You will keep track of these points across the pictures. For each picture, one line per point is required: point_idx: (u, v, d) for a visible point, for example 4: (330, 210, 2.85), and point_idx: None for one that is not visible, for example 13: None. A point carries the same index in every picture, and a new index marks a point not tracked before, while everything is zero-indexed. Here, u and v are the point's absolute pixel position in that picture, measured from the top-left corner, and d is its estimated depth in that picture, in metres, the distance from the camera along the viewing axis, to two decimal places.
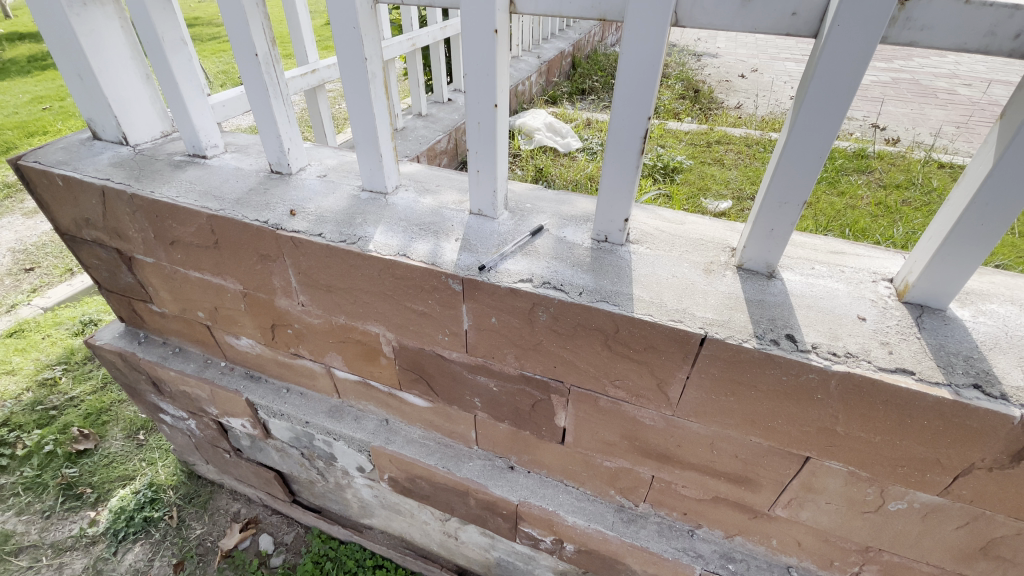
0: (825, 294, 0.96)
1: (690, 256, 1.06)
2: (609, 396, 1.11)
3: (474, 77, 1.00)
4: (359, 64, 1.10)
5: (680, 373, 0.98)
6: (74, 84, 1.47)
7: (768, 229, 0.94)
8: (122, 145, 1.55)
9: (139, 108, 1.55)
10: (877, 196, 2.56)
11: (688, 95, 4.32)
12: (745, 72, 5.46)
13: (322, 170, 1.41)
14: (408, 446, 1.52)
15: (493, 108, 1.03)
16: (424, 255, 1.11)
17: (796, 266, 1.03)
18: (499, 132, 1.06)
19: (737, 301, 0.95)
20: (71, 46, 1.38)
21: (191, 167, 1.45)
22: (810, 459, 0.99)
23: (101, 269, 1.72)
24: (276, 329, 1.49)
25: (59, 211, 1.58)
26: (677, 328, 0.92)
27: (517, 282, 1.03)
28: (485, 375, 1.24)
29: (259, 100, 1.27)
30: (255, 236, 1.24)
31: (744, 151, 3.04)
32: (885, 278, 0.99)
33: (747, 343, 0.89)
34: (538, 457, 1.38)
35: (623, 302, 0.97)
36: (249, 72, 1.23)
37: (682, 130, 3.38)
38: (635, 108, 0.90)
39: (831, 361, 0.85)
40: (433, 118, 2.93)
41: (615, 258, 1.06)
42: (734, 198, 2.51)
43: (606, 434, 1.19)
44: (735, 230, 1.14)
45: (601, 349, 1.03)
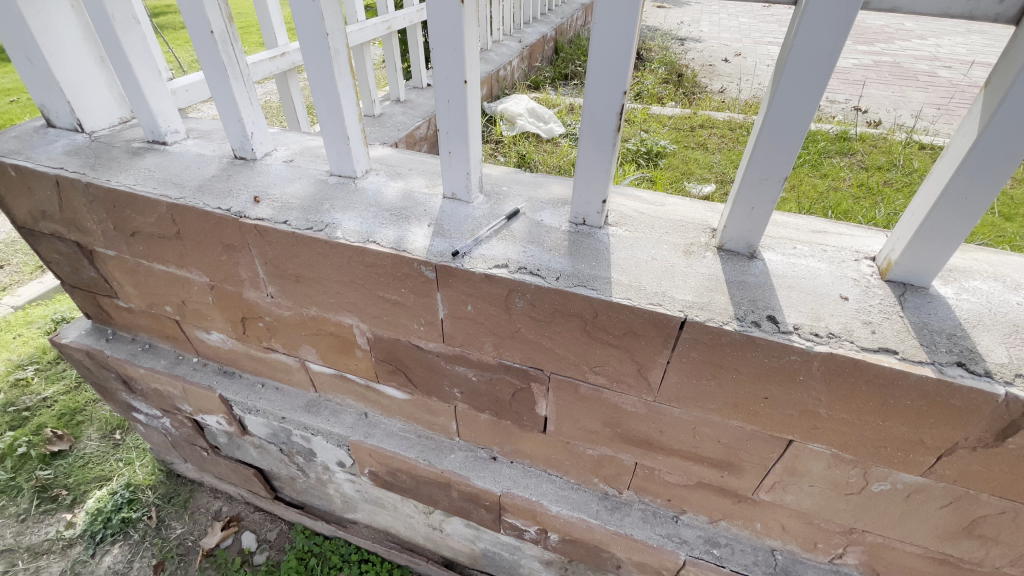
0: (808, 274, 0.93)
1: (669, 238, 1.03)
2: (589, 382, 1.08)
3: (441, 52, 0.95)
4: (321, 41, 1.04)
5: (661, 358, 0.96)
6: (22, 69, 1.39)
7: (749, 207, 0.92)
8: (78, 133, 1.47)
9: (95, 93, 1.47)
10: (859, 178, 2.56)
11: (672, 79, 4.28)
12: (728, 56, 5.43)
13: (289, 155, 1.35)
14: (388, 439, 1.48)
15: (463, 84, 0.97)
16: (392, 241, 1.06)
17: (777, 247, 1.00)
18: (469, 111, 1.01)
19: (718, 284, 0.92)
20: (18, 28, 1.30)
21: (150, 154, 1.37)
22: (793, 443, 0.97)
23: (63, 264, 1.65)
24: (246, 322, 1.43)
25: (13, 204, 1.50)
26: (656, 312, 0.89)
27: (492, 267, 0.99)
28: (463, 365, 1.20)
29: (218, 82, 1.20)
30: (217, 225, 1.18)
31: (727, 135, 3.02)
32: (867, 256, 0.97)
33: (728, 326, 0.86)
34: (520, 447, 1.35)
35: (601, 287, 0.93)
36: (205, 52, 1.16)
37: (665, 115, 3.35)
38: (610, 81, 0.86)
39: (813, 342, 0.83)
40: (411, 104, 2.85)
41: (593, 241, 1.03)
42: (717, 182, 2.50)
43: (588, 421, 1.17)
44: (716, 211, 1.11)
45: (579, 335, 1.00)
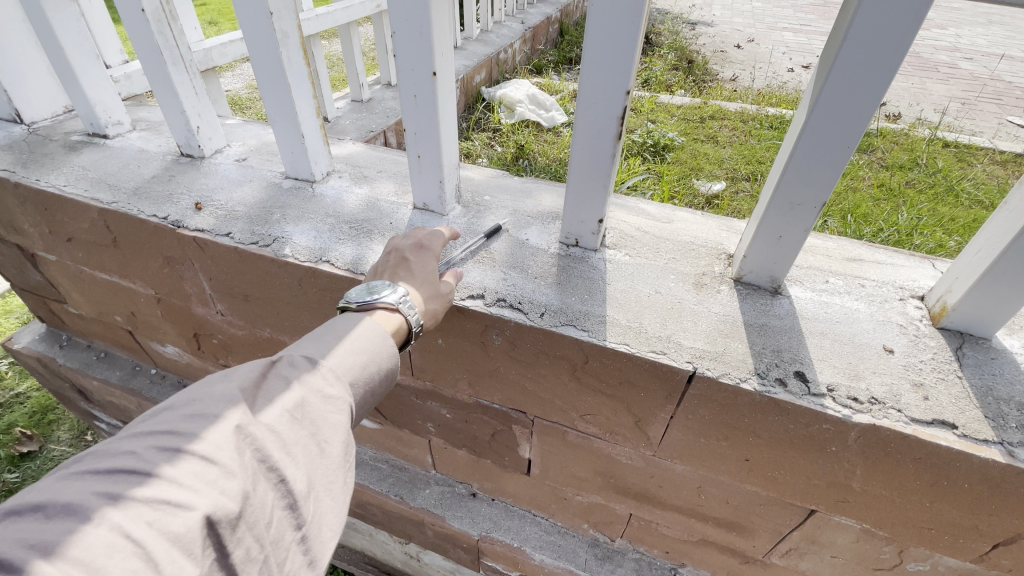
0: (842, 317, 0.77)
1: (677, 266, 0.87)
2: (578, 430, 0.94)
3: (404, 37, 0.78)
4: (264, 21, 0.86)
5: (663, 413, 0.81)
6: None
7: (775, 236, 0.75)
8: (17, 125, 1.31)
9: (38, 80, 1.30)
10: (880, 178, 2.37)
11: (682, 65, 4.06)
12: (741, 41, 5.17)
13: (243, 153, 1.18)
14: (357, 469, 1.34)
15: (432, 77, 0.80)
16: (349, 261, 0.90)
17: (806, 280, 0.84)
18: (441, 109, 0.84)
19: (734, 328, 0.77)
20: None
21: (89, 149, 1.21)
22: (815, 513, 0.82)
23: (7, 266, 1.50)
24: (199, 338, 1.28)
25: None
26: (659, 362, 0.74)
27: (464, 298, 0.83)
28: (436, 401, 1.06)
29: (155, 67, 1.03)
30: (154, 235, 1.02)
31: (739, 128, 2.82)
32: (914, 295, 0.80)
33: (746, 384, 0.70)
34: (502, 486, 1.21)
35: (594, 328, 0.78)
36: (137, 31, 0.99)
37: (674, 104, 3.15)
38: (610, 79, 0.69)
39: (851, 410, 0.67)
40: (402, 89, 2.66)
41: (586, 267, 0.87)
42: (728, 179, 2.31)
43: (577, 469, 1.03)
44: (732, 231, 0.95)
45: (567, 380, 0.85)
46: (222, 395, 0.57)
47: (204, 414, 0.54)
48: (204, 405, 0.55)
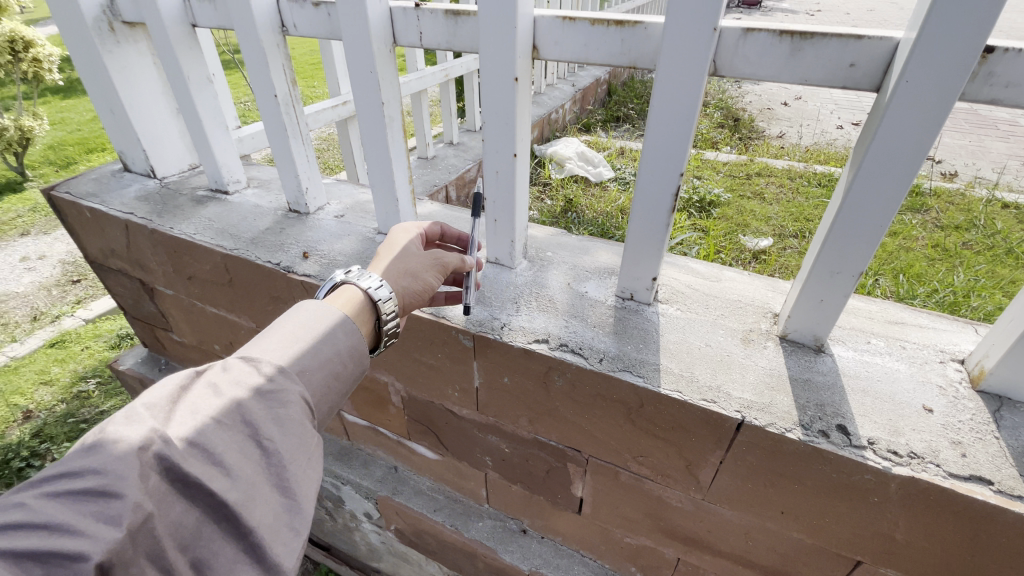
0: (883, 376, 0.83)
1: (726, 321, 0.96)
2: (630, 470, 1.01)
3: (493, 125, 0.94)
4: (376, 109, 1.04)
5: (712, 458, 0.88)
6: (105, 118, 1.50)
7: (817, 299, 0.84)
8: (149, 178, 1.57)
9: (168, 141, 1.56)
10: (934, 238, 2.36)
11: (728, 123, 4.19)
12: (787, 99, 5.28)
13: (340, 209, 1.38)
14: (415, 498, 1.44)
15: (512, 157, 0.95)
16: (431, 306, 1.04)
17: (848, 339, 0.91)
18: (518, 181, 0.99)
19: (779, 381, 0.84)
20: (106, 86, 1.40)
21: (213, 203, 1.44)
22: (861, 565, 0.86)
23: (127, 297, 1.75)
24: None
25: (89, 241, 1.61)
26: (709, 410, 0.82)
27: (531, 342, 0.95)
28: (496, 436, 1.16)
29: (279, 141, 1.24)
30: (266, 278, 1.21)
31: (786, 185, 2.89)
32: (955, 358, 0.86)
33: (791, 434, 0.77)
34: (552, 523, 1.28)
35: (649, 374, 0.87)
36: (269, 113, 1.20)
37: (720, 161, 3.26)
38: (668, 162, 0.82)
39: (891, 463, 0.72)
40: (462, 147, 2.91)
41: (641, 320, 0.97)
42: (775, 236, 2.37)
43: (627, 509, 1.09)
44: (778, 291, 1.03)
45: (623, 423, 0.94)
46: (127, 413, 0.58)
47: (116, 433, 0.55)
48: (106, 430, 0.56)
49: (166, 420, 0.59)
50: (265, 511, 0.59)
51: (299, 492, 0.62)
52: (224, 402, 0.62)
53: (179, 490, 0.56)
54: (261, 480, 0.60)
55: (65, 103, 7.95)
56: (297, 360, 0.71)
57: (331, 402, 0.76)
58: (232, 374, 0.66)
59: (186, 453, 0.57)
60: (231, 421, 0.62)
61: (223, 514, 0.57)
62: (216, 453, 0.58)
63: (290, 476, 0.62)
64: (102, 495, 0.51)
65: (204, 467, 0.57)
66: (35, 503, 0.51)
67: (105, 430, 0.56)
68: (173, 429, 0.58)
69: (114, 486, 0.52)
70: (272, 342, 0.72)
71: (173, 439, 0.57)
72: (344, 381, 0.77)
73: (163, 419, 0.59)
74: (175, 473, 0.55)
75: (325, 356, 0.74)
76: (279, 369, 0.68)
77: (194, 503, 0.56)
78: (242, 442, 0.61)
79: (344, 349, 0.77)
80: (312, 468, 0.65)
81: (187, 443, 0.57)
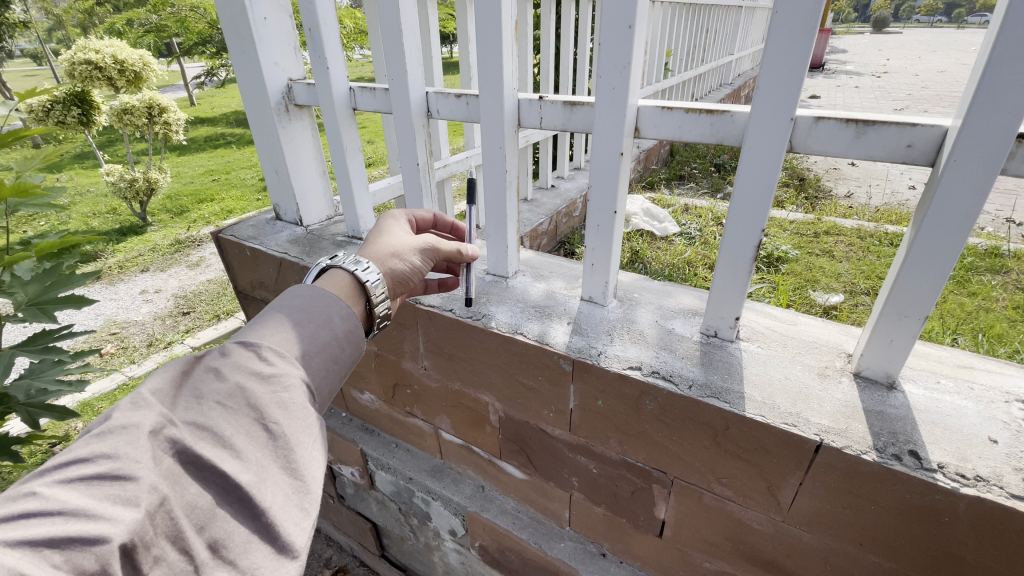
0: (951, 411, 0.94)
1: (803, 358, 1.09)
2: (713, 493, 1.12)
3: (599, 188, 1.16)
4: (500, 174, 1.29)
5: (793, 479, 0.99)
6: (270, 178, 1.86)
7: (887, 339, 0.96)
8: (298, 226, 1.91)
9: (315, 197, 1.90)
10: (1018, 300, 2.32)
11: (792, 183, 4.28)
12: (855, 160, 5.29)
13: None
14: (502, 515, 1.58)
15: (613, 214, 1.17)
16: (536, 335, 1.24)
17: (919, 379, 1.01)
18: (616, 233, 1.19)
19: (855, 411, 0.95)
20: (276, 154, 1.77)
21: (349, 247, 1.74)
22: None
23: None
24: (397, 388, 1.67)
25: (242, 275, 1.96)
26: (791, 432, 0.94)
27: (626, 368, 1.11)
28: (586, 456, 1.30)
29: (415, 198, 1.52)
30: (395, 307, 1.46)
31: (856, 244, 2.93)
32: (1021, 400, 0.95)
33: (866, 455, 0.88)
34: (632, 547, 1.37)
35: (734, 400, 1.01)
36: (410, 177, 1.49)
37: (786, 219, 3.35)
38: (751, 220, 1.00)
39: (959, 483, 0.83)
40: (537, 202, 3.19)
41: (725, 354, 1.11)
42: (846, 292, 2.42)
43: (708, 533, 1.18)
44: (853, 335, 1.15)
45: (709, 444, 1.06)
46: (135, 401, 0.68)
47: (126, 421, 0.65)
48: (116, 418, 0.65)
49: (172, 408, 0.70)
50: (275, 493, 0.69)
51: (304, 473, 0.73)
52: (228, 386, 0.73)
53: (191, 471, 0.66)
54: (266, 459, 0.71)
55: (184, 160, 9.20)
56: (293, 346, 0.83)
57: (332, 383, 0.89)
58: (234, 359, 0.77)
59: (192, 436, 0.68)
60: (235, 405, 0.72)
61: (233, 494, 0.67)
62: (223, 437, 0.69)
63: (295, 455, 0.73)
64: (114, 480, 0.60)
65: (213, 450, 0.68)
66: (48, 490, 0.58)
67: (113, 418, 0.65)
68: (180, 416, 0.69)
69: (128, 470, 0.61)
70: (273, 329, 0.84)
71: (182, 426, 0.68)
72: (343, 363, 0.90)
73: (170, 406, 0.70)
74: (186, 456, 0.66)
75: (324, 339, 0.88)
76: (280, 355, 0.80)
77: (206, 485, 0.66)
78: (244, 424, 0.71)
79: (341, 330, 0.91)
80: (314, 449, 0.76)
81: (192, 427, 0.68)
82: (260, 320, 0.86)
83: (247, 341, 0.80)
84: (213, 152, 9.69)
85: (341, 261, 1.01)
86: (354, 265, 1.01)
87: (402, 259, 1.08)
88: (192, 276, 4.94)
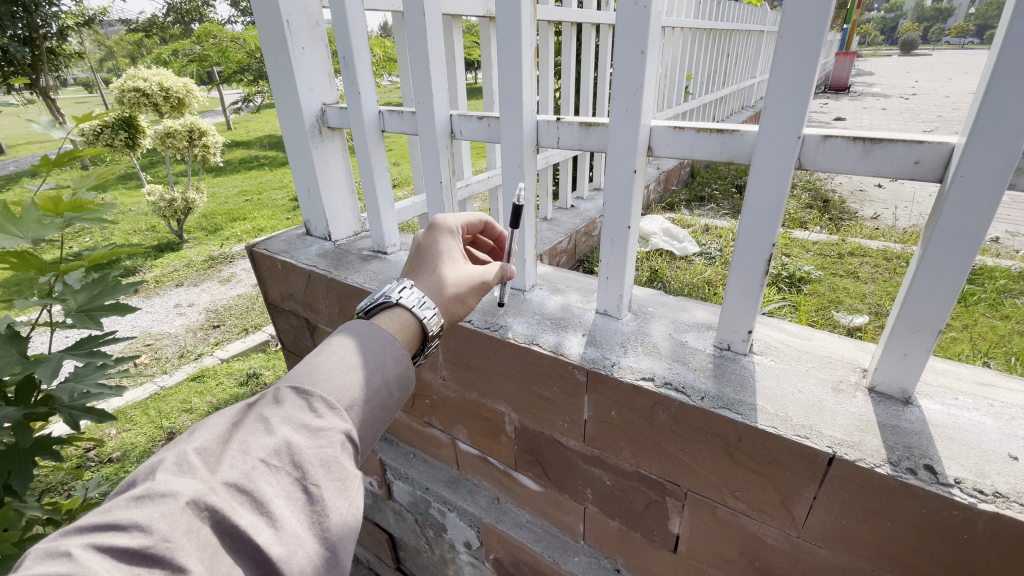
0: (969, 427, 0.93)
1: (817, 372, 1.09)
2: (727, 506, 1.12)
3: (613, 204, 1.20)
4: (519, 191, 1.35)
5: (807, 493, 0.98)
6: (302, 196, 1.97)
7: (901, 353, 0.96)
8: (326, 241, 2.00)
9: (343, 213, 1.99)
10: None
11: (816, 204, 4.24)
12: (882, 181, 5.22)
13: None
14: (516, 528, 1.59)
15: (626, 228, 1.21)
16: (551, 345, 1.27)
17: (936, 395, 1.01)
18: (630, 248, 1.23)
19: (869, 424, 0.95)
20: (309, 173, 1.87)
21: (374, 261, 1.81)
22: None
23: (289, 333, 2.15)
24: (416, 398, 1.72)
25: (272, 286, 2.05)
26: (803, 444, 0.95)
27: (639, 379, 1.14)
28: (600, 468, 1.31)
29: (437, 214, 1.59)
30: None
31: (882, 265, 2.88)
32: None
33: (880, 469, 0.88)
34: (646, 563, 1.37)
35: (747, 412, 1.02)
36: (433, 194, 1.56)
37: (809, 240, 3.32)
38: (761, 235, 1.03)
39: (977, 499, 0.82)
40: (557, 221, 3.25)
41: (738, 366, 1.13)
42: (871, 313, 2.38)
43: (723, 548, 1.17)
44: (868, 350, 1.15)
45: (721, 456, 1.07)
46: (180, 462, 0.65)
47: (167, 487, 0.61)
48: (158, 481, 0.62)
49: (215, 467, 0.66)
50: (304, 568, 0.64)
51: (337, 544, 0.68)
52: (275, 443, 0.70)
53: (225, 543, 0.61)
54: (303, 530, 0.67)
55: (220, 180, 9.65)
56: (344, 397, 0.80)
57: (379, 433, 0.86)
58: (286, 411, 0.75)
59: (233, 501, 0.64)
60: (279, 464, 0.69)
61: (265, 568, 0.62)
62: (263, 502, 0.65)
63: (330, 521, 0.69)
64: (146, 560, 0.56)
65: (250, 519, 0.63)
66: (83, 554, 0.55)
67: (155, 481, 0.62)
68: (222, 478, 0.65)
69: (160, 549, 0.56)
70: (327, 373, 0.82)
71: (222, 493, 0.64)
72: (389, 415, 0.87)
73: (213, 464, 0.67)
74: (225, 524, 0.62)
75: (374, 388, 0.84)
76: (330, 406, 0.78)
77: (239, 557, 0.61)
78: (285, 486, 0.68)
79: (393, 377, 0.88)
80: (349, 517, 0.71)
81: (235, 491, 0.64)
82: (314, 361, 0.84)
83: (300, 389, 0.78)
84: (246, 173, 10.12)
85: (402, 299, 1.00)
86: (418, 309, 0.99)
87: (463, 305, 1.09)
88: (223, 291, 5.13)
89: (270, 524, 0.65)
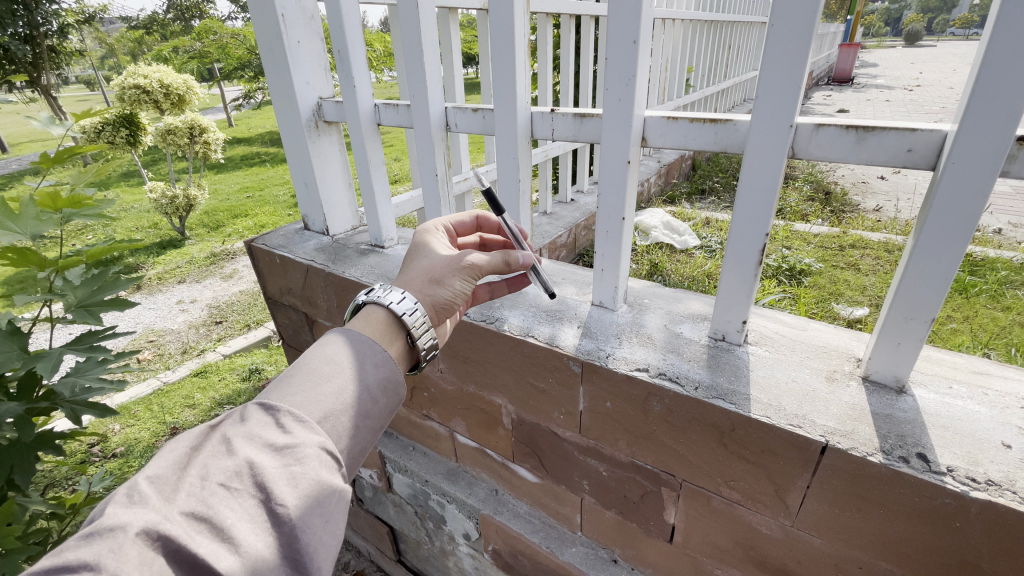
0: (963, 416, 0.93)
1: (811, 362, 1.09)
2: (721, 496, 1.12)
3: (607, 195, 1.20)
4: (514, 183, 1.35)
5: (801, 481, 0.99)
6: (300, 190, 1.97)
7: (895, 341, 0.96)
8: (324, 235, 2.00)
9: (340, 208, 1.99)
10: None
11: (818, 197, 4.22)
12: (885, 173, 5.19)
13: None
14: (515, 519, 1.61)
15: (621, 220, 1.20)
16: (546, 337, 1.28)
17: (930, 383, 1.01)
18: (624, 239, 1.23)
19: (862, 413, 0.95)
20: (306, 168, 1.87)
21: (372, 254, 1.82)
22: None
23: (289, 328, 2.16)
24: (414, 391, 1.72)
25: (271, 281, 2.06)
26: (796, 433, 0.95)
27: (633, 369, 1.14)
28: (596, 459, 1.32)
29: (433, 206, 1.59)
30: None
31: (883, 258, 2.87)
32: None
33: (873, 457, 0.88)
34: (642, 553, 1.38)
35: (740, 402, 1.02)
36: (428, 187, 1.56)
37: (810, 232, 3.31)
38: (754, 224, 1.02)
39: (968, 487, 0.82)
40: (557, 215, 3.24)
41: (732, 357, 1.13)
42: (872, 305, 2.36)
43: (718, 538, 1.18)
44: (863, 340, 1.15)
45: (716, 446, 1.07)
46: (131, 493, 0.63)
47: (116, 518, 0.60)
48: (108, 514, 0.60)
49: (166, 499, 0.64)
50: None
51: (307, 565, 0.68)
52: (236, 464, 0.69)
53: (183, 571, 0.60)
54: (268, 554, 0.65)
55: (220, 178, 9.65)
56: (318, 409, 0.79)
57: (363, 443, 0.85)
58: (249, 429, 0.74)
59: (190, 529, 0.62)
60: (240, 486, 0.68)
61: None
62: (223, 528, 0.64)
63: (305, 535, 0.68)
64: None
65: (211, 545, 0.62)
66: None
67: (104, 514, 0.60)
68: (178, 507, 0.63)
69: None
70: (296, 388, 0.81)
71: (177, 520, 0.62)
72: (373, 419, 0.86)
73: (167, 492, 0.65)
74: (181, 554, 0.60)
75: (354, 396, 0.84)
76: (299, 421, 0.76)
77: None
78: (249, 509, 0.67)
79: (374, 383, 0.88)
80: (326, 533, 0.72)
81: (191, 519, 0.63)
82: (284, 377, 0.83)
83: (267, 405, 0.77)
84: (248, 170, 10.11)
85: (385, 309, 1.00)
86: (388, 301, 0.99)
87: (443, 285, 1.06)
88: (225, 288, 5.15)
89: (242, 540, 0.64)
